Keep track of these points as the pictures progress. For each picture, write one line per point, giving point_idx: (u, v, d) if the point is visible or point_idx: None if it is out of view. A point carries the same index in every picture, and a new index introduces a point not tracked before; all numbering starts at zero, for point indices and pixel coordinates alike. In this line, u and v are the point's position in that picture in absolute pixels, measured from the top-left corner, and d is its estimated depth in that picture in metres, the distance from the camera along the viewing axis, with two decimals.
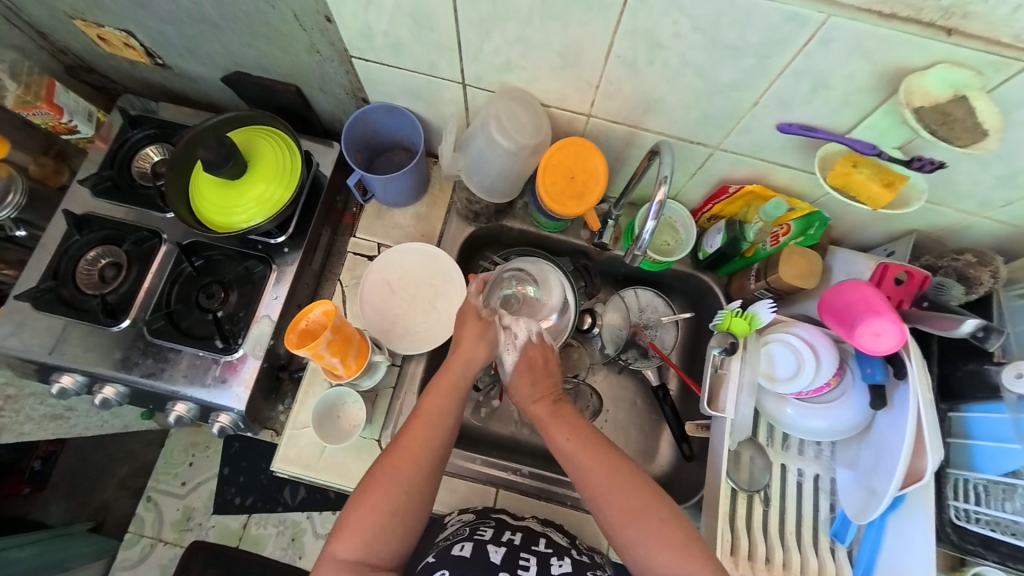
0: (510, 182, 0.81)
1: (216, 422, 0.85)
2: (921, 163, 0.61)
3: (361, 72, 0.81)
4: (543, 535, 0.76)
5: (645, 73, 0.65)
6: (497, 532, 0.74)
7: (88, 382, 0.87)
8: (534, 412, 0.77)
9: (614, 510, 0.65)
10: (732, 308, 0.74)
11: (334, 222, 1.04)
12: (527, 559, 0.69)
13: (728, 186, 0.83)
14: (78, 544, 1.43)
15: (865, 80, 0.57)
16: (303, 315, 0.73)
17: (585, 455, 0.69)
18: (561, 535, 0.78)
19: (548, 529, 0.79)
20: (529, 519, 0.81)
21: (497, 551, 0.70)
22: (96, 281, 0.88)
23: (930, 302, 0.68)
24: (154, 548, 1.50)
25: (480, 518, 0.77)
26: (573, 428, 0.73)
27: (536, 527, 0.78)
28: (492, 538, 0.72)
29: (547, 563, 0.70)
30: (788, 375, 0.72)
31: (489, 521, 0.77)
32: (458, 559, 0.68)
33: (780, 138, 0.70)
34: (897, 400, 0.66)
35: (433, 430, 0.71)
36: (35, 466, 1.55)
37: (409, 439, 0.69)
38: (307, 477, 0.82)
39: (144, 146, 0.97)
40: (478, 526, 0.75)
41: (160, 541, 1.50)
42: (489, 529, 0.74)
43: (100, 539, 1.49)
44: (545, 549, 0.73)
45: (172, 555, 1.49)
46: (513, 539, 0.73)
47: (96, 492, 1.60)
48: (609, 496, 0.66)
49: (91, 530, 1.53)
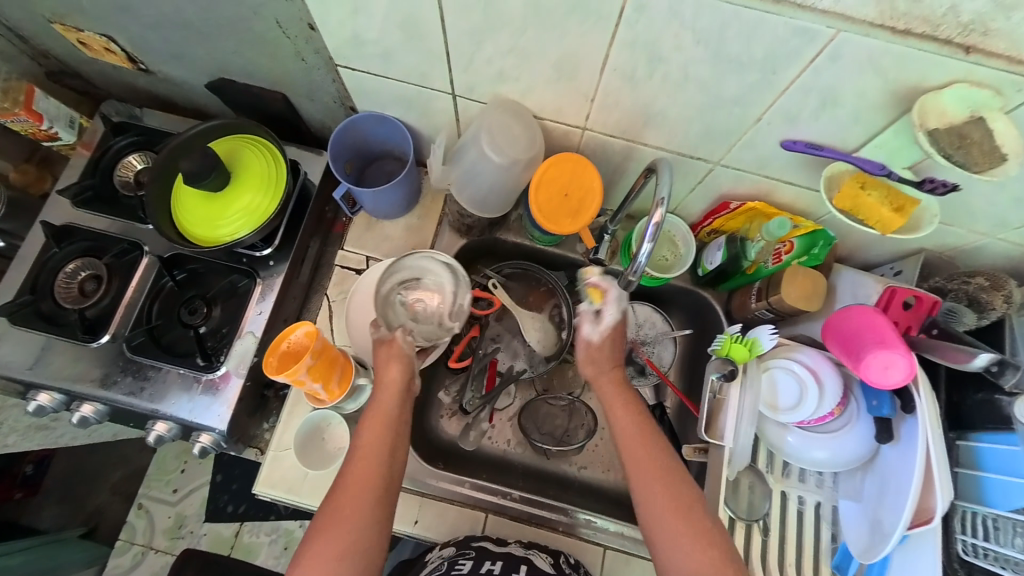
0: (502, 197, 0.78)
1: (198, 442, 0.83)
2: (935, 184, 0.57)
3: (349, 81, 0.77)
4: (523, 561, 0.73)
5: (643, 86, 0.61)
6: (477, 563, 0.71)
7: (67, 400, 0.84)
8: (587, 370, 0.78)
9: (652, 500, 0.65)
10: (732, 333, 0.72)
11: (323, 232, 1.01)
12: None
13: (729, 202, 0.80)
14: (69, 550, 1.38)
15: (876, 97, 0.53)
16: (285, 335, 0.69)
17: (637, 445, 0.70)
18: (544, 559, 0.75)
19: (530, 552, 0.76)
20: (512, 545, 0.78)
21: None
22: (76, 294, 0.85)
23: (940, 329, 0.66)
24: (145, 556, 1.49)
25: (459, 551, 0.74)
26: (632, 416, 0.73)
27: (517, 551, 0.76)
28: (471, 569, 0.69)
29: None
30: (791, 403, 0.69)
31: (468, 552, 0.73)
32: None
33: (785, 155, 0.66)
34: (905, 433, 0.63)
35: (375, 464, 0.66)
36: None
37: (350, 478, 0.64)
38: (290, 501, 0.80)
39: (128, 154, 0.94)
40: (457, 559, 0.72)
41: (150, 550, 1.49)
42: (469, 561, 0.71)
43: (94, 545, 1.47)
44: None
45: (164, 562, 1.48)
46: (493, 569, 0.70)
47: (86, 496, 1.56)
48: (653, 489, 0.66)
49: (81, 536, 1.48)
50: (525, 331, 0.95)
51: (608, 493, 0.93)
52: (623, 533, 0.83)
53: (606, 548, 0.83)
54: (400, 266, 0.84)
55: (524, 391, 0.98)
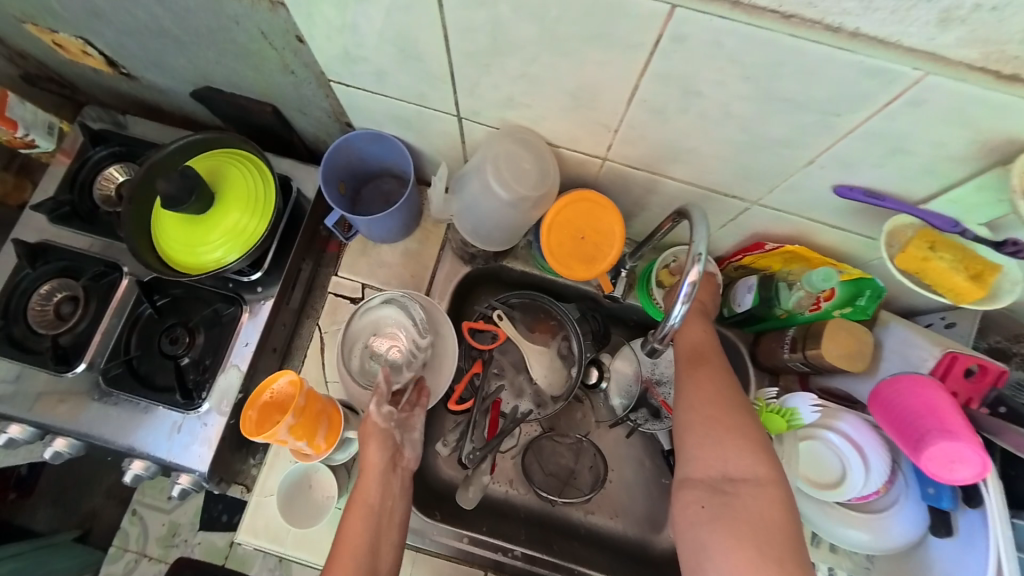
0: (510, 232, 0.70)
1: (177, 482, 0.77)
2: (1017, 248, 0.49)
3: (342, 97, 0.70)
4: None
5: (675, 121, 0.53)
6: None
7: (40, 432, 0.78)
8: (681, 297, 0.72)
9: (695, 403, 0.61)
10: (768, 402, 0.62)
11: (317, 251, 0.94)
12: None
13: (763, 242, 0.72)
14: (63, 556, 1.36)
15: (956, 148, 0.45)
16: (268, 384, 0.63)
17: (699, 355, 0.66)
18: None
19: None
20: None
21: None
22: (51, 318, 0.79)
23: (1009, 409, 0.58)
24: (138, 564, 1.41)
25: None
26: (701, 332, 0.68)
27: None
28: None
29: None
30: (832, 479, 0.62)
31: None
32: None
33: (835, 201, 0.58)
34: (964, 531, 0.54)
35: (356, 556, 0.62)
36: (21, 472, 1.50)
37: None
38: (275, 550, 0.74)
39: (108, 165, 0.87)
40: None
41: (145, 557, 1.42)
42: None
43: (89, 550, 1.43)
44: None
45: (157, 571, 1.40)
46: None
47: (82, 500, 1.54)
48: (700, 387, 0.62)
49: (77, 539, 1.46)
50: (530, 365, 0.87)
51: (615, 544, 0.87)
52: None
53: None
54: (354, 335, 0.77)
55: (528, 428, 0.91)
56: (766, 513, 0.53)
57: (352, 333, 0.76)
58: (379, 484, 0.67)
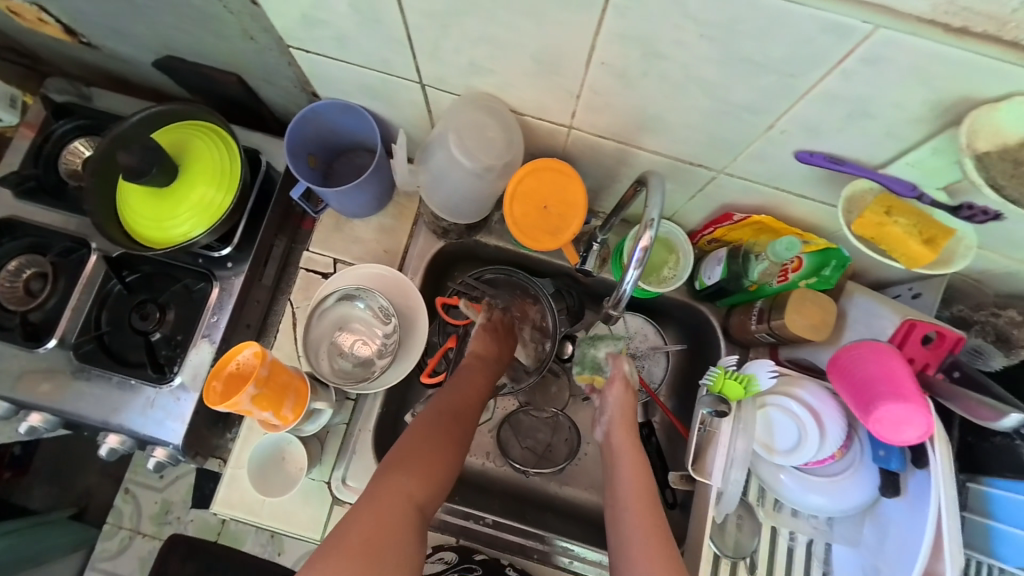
0: (477, 205, 0.70)
1: (153, 456, 0.78)
2: (971, 211, 0.49)
3: (305, 65, 0.68)
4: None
5: (638, 87, 0.52)
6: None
7: (15, 408, 0.78)
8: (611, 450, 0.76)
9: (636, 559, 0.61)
10: (726, 369, 0.63)
11: (291, 228, 0.93)
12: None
13: (732, 214, 0.71)
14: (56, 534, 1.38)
15: (916, 110, 0.44)
16: (231, 355, 0.63)
17: (637, 497, 0.67)
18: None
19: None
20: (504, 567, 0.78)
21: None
22: (21, 295, 0.79)
23: (961, 372, 0.59)
24: (132, 540, 1.46)
25: (463, 564, 0.78)
26: (630, 432, 0.75)
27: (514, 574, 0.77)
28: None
29: None
30: (788, 447, 0.63)
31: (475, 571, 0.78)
32: None
33: (799, 168, 0.57)
34: (912, 488, 0.57)
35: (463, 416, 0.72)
36: (14, 451, 1.52)
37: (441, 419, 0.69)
38: (251, 521, 0.76)
39: (73, 140, 0.85)
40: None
41: (139, 534, 1.46)
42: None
43: (82, 528, 1.45)
44: None
45: (151, 548, 1.45)
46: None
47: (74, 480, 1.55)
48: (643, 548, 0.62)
49: (72, 518, 1.48)
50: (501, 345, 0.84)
51: (589, 515, 0.88)
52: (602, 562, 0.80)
53: None
54: (316, 340, 0.73)
55: (506, 402, 0.93)
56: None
57: (314, 336, 0.73)
58: (473, 408, 0.74)
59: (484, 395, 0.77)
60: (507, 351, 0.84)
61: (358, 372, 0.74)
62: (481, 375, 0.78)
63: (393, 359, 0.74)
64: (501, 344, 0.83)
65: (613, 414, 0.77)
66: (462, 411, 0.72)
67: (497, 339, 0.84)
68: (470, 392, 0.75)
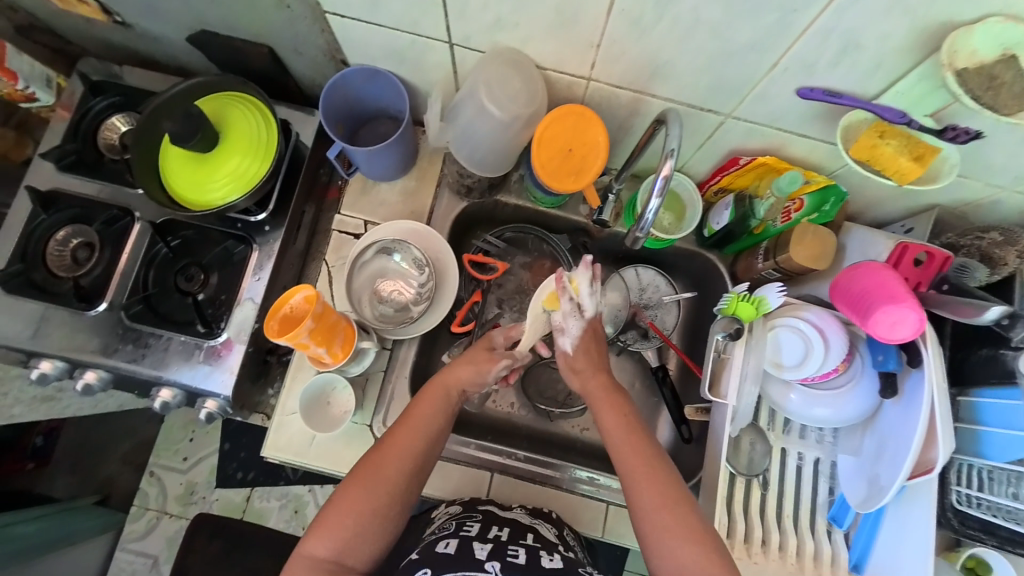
0: (501, 156, 0.75)
1: (203, 408, 0.82)
2: (955, 133, 0.55)
3: (337, 31, 0.73)
4: (531, 530, 0.73)
5: (651, 33, 0.58)
6: (483, 528, 0.71)
7: (70, 368, 0.83)
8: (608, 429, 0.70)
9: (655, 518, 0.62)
10: (739, 291, 0.71)
11: (317, 198, 0.98)
12: (516, 550, 0.67)
13: (738, 158, 0.77)
14: (85, 517, 1.41)
15: (903, 38, 0.50)
16: (285, 299, 0.68)
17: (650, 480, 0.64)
18: (550, 529, 0.76)
19: (536, 522, 0.77)
20: (518, 511, 0.79)
21: (482, 547, 0.67)
22: (69, 263, 0.83)
23: (950, 285, 0.65)
24: (159, 521, 1.49)
25: (466, 513, 0.76)
26: (635, 442, 0.67)
27: (523, 518, 0.77)
28: (478, 534, 0.70)
29: (536, 555, 0.68)
30: (794, 363, 0.69)
31: (475, 516, 0.75)
32: (441, 555, 0.65)
33: (799, 106, 0.63)
34: (908, 388, 0.64)
35: (411, 447, 0.68)
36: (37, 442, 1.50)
37: (383, 452, 0.67)
38: (298, 464, 0.81)
39: (109, 116, 0.89)
40: (465, 521, 0.74)
41: (165, 515, 1.49)
42: (476, 524, 0.72)
43: (108, 512, 1.47)
44: (533, 542, 0.70)
45: (177, 527, 1.48)
46: (500, 535, 0.70)
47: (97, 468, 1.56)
48: (666, 514, 0.61)
49: (97, 504, 1.50)
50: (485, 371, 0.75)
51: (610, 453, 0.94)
52: None
53: (608, 504, 0.85)
54: (358, 289, 0.81)
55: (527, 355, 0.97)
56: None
57: (356, 287, 0.81)
58: (409, 451, 0.68)
59: (418, 437, 0.68)
60: (469, 374, 0.74)
61: (397, 316, 0.82)
62: (436, 397, 0.72)
63: (427, 307, 0.81)
64: (448, 370, 0.75)
65: (608, 428, 0.70)
66: (407, 443, 0.68)
67: (475, 361, 0.75)
68: (416, 421, 0.70)
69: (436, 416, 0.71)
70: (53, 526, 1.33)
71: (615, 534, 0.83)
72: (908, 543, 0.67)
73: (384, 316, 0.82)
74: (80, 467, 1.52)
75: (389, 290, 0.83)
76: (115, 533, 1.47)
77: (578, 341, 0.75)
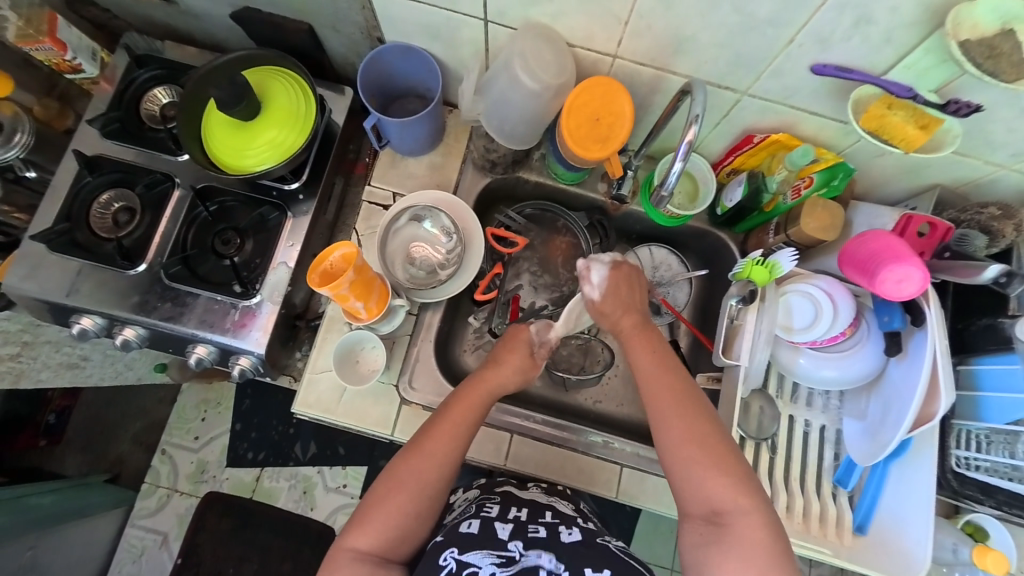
0: (531, 126, 0.80)
1: (236, 365, 0.87)
2: (958, 105, 0.60)
3: (377, 7, 0.77)
4: (549, 508, 0.78)
5: (678, 7, 0.62)
6: (503, 509, 0.76)
7: (107, 325, 0.87)
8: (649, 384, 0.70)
9: (675, 439, 0.65)
10: (754, 256, 0.75)
11: (346, 171, 1.02)
12: (537, 529, 0.72)
13: (752, 136, 0.81)
14: (96, 494, 1.38)
15: (910, 13, 0.55)
16: (324, 255, 0.73)
17: (678, 406, 0.66)
18: (567, 505, 0.81)
19: (552, 499, 0.82)
20: (534, 490, 0.84)
21: (504, 527, 0.71)
22: (110, 225, 0.87)
23: (952, 253, 0.73)
24: (170, 498, 1.46)
25: (485, 496, 0.81)
26: (664, 374, 0.70)
27: (540, 498, 0.81)
28: (499, 515, 0.74)
29: (556, 531, 0.72)
30: (805, 325, 0.74)
31: (494, 497, 0.80)
32: (466, 536, 0.69)
33: (812, 82, 0.68)
34: (911, 346, 0.69)
35: (450, 450, 0.71)
36: (50, 420, 1.45)
37: (424, 455, 0.69)
38: (326, 421, 0.85)
39: (152, 87, 0.94)
40: (485, 503, 0.78)
41: (176, 493, 1.46)
42: (495, 507, 0.76)
43: (120, 489, 1.44)
44: (552, 519, 0.75)
45: (188, 505, 1.46)
46: (520, 514, 0.74)
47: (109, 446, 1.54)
48: (691, 435, 0.64)
49: (108, 481, 1.46)
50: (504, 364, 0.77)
51: (623, 423, 0.98)
52: (638, 453, 0.89)
53: (622, 466, 0.88)
54: (391, 254, 0.86)
55: None
56: (762, 539, 0.59)
57: (389, 252, 0.86)
58: (447, 456, 0.70)
59: (457, 443, 0.71)
60: (503, 376, 0.76)
61: (426, 279, 0.86)
62: (474, 402, 0.74)
63: (455, 270, 0.86)
64: (482, 376, 0.76)
65: (641, 368, 0.71)
66: (446, 448, 0.70)
67: (516, 366, 0.77)
68: (452, 425, 0.72)
69: (472, 422, 0.73)
70: (67, 499, 1.32)
71: (629, 496, 0.87)
72: (912, 501, 0.72)
73: (414, 277, 0.86)
74: (89, 445, 1.50)
75: (420, 253, 0.87)
76: (127, 508, 1.43)
77: (607, 284, 0.76)
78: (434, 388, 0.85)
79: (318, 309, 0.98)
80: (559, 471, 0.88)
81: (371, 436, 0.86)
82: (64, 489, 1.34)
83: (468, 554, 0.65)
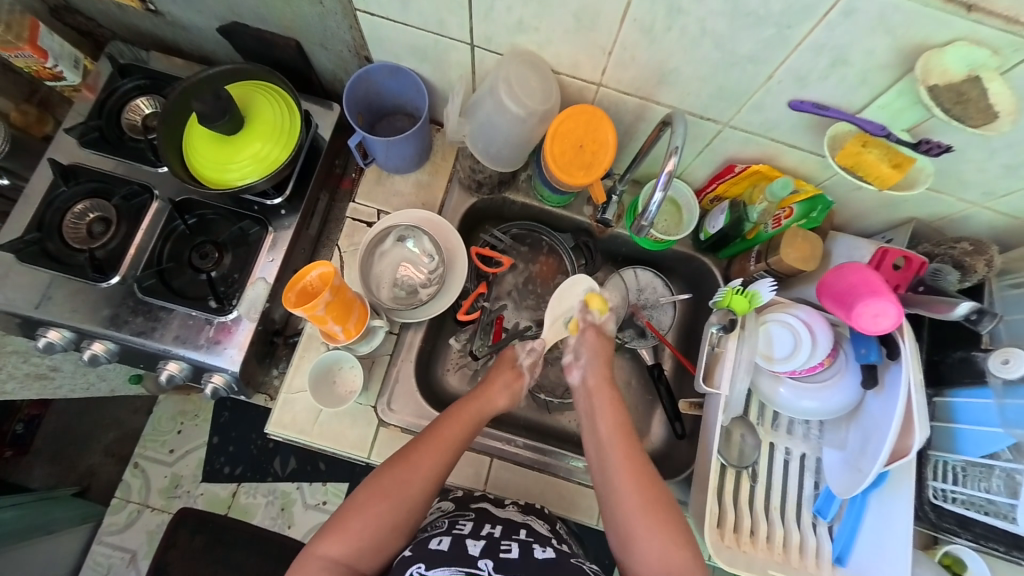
0: (516, 150, 0.80)
1: (210, 383, 0.85)
2: (929, 146, 0.61)
3: (365, 26, 0.77)
4: (523, 525, 0.74)
5: (660, 41, 0.63)
6: (476, 526, 0.73)
7: (76, 338, 0.85)
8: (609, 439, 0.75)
9: (632, 511, 0.69)
10: (733, 286, 0.76)
11: (332, 187, 1.01)
12: (509, 546, 0.69)
13: (734, 165, 0.82)
14: (63, 508, 1.32)
15: (882, 55, 0.56)
16: (301, 275, 0.72)
17: (644, 491, 0.70)
18: (542, 524, 0.77)
19: (528, 518, 0.78)
20: (511, 508, 0.79)
21: (476, 544, 0.69)
22: (83, 235, 0.84)
23: (926, 287, 0.73)
24: (140, 514, 1.38)
25: (459, 510, 0.77)
26: (628, 453, 0.73)
27: (517, 516, 0.77)
28: (471, 531, 0.71)
29: (529, 550, 0.69)
30: (785, 354, 0.74)
31: (468, 514, 0.76)
32: (435, 553, 0.67)
33: (791, 117, 0.69)
34: (888, 379, 0.70)
35: (440, 460, 0.71)
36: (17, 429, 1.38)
37: (418, 461, 0.70)
38: (300, 442, 0.83)
39: (134, 97, 0.93)
40: (458, 519, 0.75)
41: (147, 508, 1.39)
42: (468, 522, 0.73)
43: (88, 503, 1.38)
44: (526, 537, 0.72)
45: (159, 522, 1.38)
46: (493, 531, 0.71)
47: (80, 457, 1.45)
48: (655, 518, 0.68)
49: (76, 496, 1.40)
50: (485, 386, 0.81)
51: None
52: None
53: None
54: (377, 277, 0.86)
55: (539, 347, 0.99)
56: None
57: (375, 273, 0.85)
58: (436, 468, 0.71)
59: (444, 458, 0.71)
60: (495, 397, 0.79)
61: (411, 299, 0.85)
62: (470, 414, 0.76)
63: (437, 289, 0.85)
64: (477, 395, 0.79)
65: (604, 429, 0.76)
66: (437, 460, 0.71)
67: (506, 385, 0.81)
68: (446, 437, 0.73)
69: (463, 438, 0.74)
70: (29, 515, 1.25)
71: None
72: (891, 533, 0.70)
73: (395, 298, 0.86)
74: (59, 457, 1.45)
75: (403, 274, 0.86)
76: (95, 524, 1.36)
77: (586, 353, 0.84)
78: (413, 409, 0.84)
79: (297, 326, 0.97)
80: (538, 497, 0.86)
81: (348, 460, 0.84)
82: (27, 503, 1.28)
83: (434, 570, 0.64)
